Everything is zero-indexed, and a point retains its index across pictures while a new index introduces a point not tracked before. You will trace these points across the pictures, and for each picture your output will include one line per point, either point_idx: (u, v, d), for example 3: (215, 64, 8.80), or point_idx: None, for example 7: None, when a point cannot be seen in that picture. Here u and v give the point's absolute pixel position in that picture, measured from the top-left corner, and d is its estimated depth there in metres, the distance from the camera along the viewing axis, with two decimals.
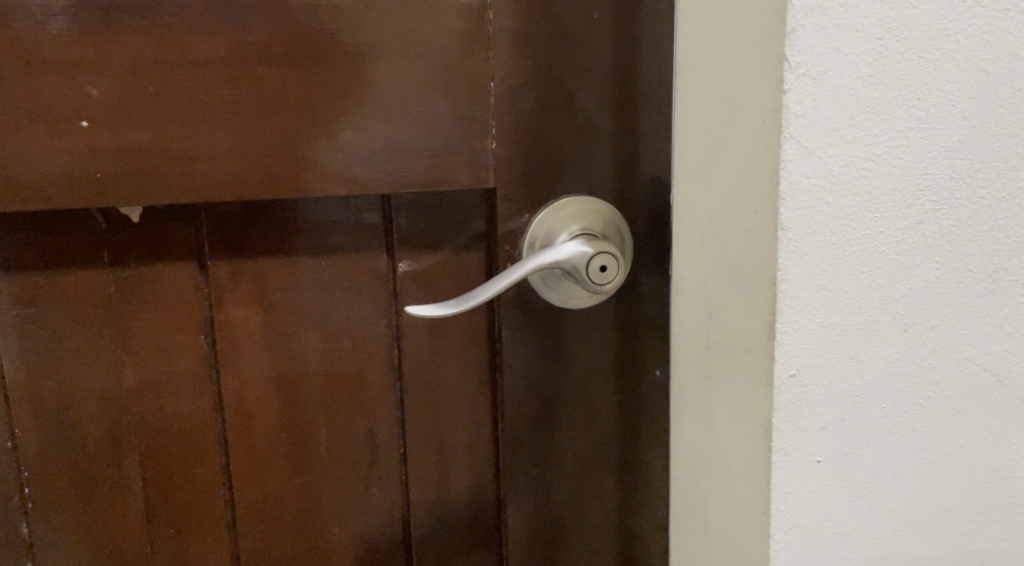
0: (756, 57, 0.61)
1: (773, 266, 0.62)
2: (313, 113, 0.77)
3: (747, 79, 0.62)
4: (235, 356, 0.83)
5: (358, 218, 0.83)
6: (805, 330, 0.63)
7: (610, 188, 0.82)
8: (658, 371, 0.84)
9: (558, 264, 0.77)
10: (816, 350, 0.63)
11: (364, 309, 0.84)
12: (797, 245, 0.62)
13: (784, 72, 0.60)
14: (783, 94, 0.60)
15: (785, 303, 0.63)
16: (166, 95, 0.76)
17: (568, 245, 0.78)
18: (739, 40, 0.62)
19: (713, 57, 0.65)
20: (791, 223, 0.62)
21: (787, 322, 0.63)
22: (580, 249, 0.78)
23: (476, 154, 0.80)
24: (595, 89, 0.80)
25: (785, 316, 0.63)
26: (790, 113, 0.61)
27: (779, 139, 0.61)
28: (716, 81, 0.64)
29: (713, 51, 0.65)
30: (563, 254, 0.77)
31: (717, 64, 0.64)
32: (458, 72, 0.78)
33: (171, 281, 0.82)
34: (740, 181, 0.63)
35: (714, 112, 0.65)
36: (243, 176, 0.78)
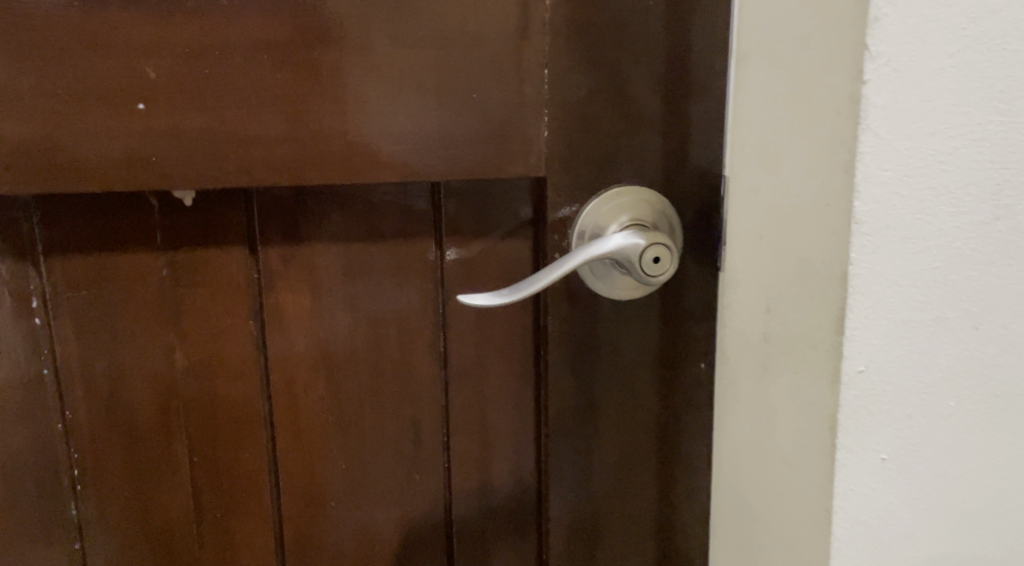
0: (832, 47, 0.61)
1: (844, 261, 0.61)
2: (368, 99, 0.77)
3: (822, 70, 0.61)
4: (283, 340, 0.83)
5: (409, 204, 0.82)
6: (875, 325, 0.62)
7: (662, 177, 0.81)
8: (704, 363, 0.84)
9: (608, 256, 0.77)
10: (885, 347, 0.63)
11: (410, 296, 0.83)
12: (870, 239, 0.61)
13: (863, 63, 0.59)
14: (862, 85, 0.60)
15: (856, 298, 0.62)
16: (222, 78, 0.75)
17: (617, 237, 0.77)
18: (814, 29, 0.62)
19: (786, 46, 0.64)
20: (865, 218, 0.61)
21: (857, 318, 0.62)
22: (632, 240, 0.77)
23: (529, 142, 0.79)
24: (649, 78, 0.79)
25: (855, 311, 0.62)
26: (869, 104, 0.60)
27: (856, 131, 0.60)
28: (788, 71, 0.64)
29: (785, 40, 0.64)
30: (612, 245, 0.76)
31: (789, 54, 0.64)
32: (513, 59, 0.78)
33: (221, 265, 0.81)
34: (812, 173, 0.63)
35: (785, 103, 0.64)
36: (296, 163, 0.77)
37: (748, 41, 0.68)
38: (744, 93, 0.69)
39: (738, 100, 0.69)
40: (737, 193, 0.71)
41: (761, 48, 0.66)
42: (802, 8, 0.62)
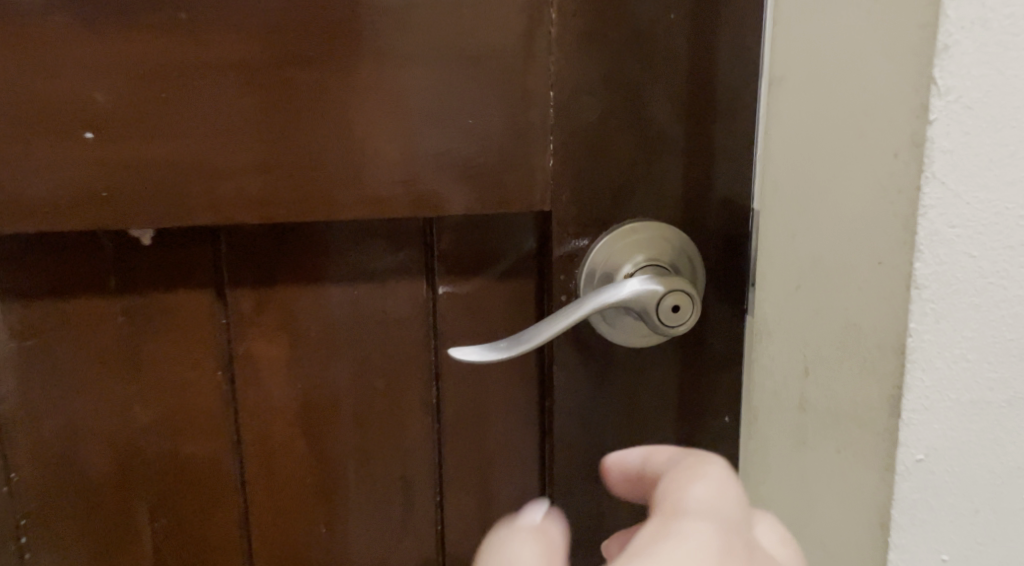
0: (890, 79, 0.51)
1: (901, 331, 0.53)
2: (349, 125, 0.68)
3: (876, 104, 0.52)
4: (257, 391, 0.74)
5: (398, 241, 0.73)
6: (936, 407, 0.54)
7: (682, 212, 0.72)
8: (728, 417, 0.75)
9: (622, 303, 0.67)
10: (948, 433, 0.54)
11: (400, 343, 0.74)
12: (933, 306, 0.52)
13: (930, 98, 0.50)
14: (927, 125, 0.51)
15: (914, 376, 0.53)
16: (187, 103, 0.67)
17: (632, 281, 0.67)
18: (869, 57, 0.52)
19: (832, 72, 0.55)
20: (928, 281, 0.52)
21: (916, 399, 0.53)
22: (648, 287, 0.67)
23: (531, 172, 0.70)
24: (670, 100, 0.70)
25: (914, 392, 0.53)
26: (935, 148, 0.51)
27: (919, 179, 0.51)
28: (834, 102, 0.55)
29: (834, 65, 0.54)
30: (626, 293, 0.67)
31: (835, 81, 0.54)
32: (515, 79, 0.69)
33: (186, 311, 0.72)
34: (863, 225, 0.54)
35: (830, 139, 0.55)
36: (270, 198, 0.69)
37: (787, 64, 0.58)
38: (779, 121, 0.59)
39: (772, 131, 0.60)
40: (767, 236, 0.62)
41: (800, 72, 0.57)
42: (855, 30, 0.53)
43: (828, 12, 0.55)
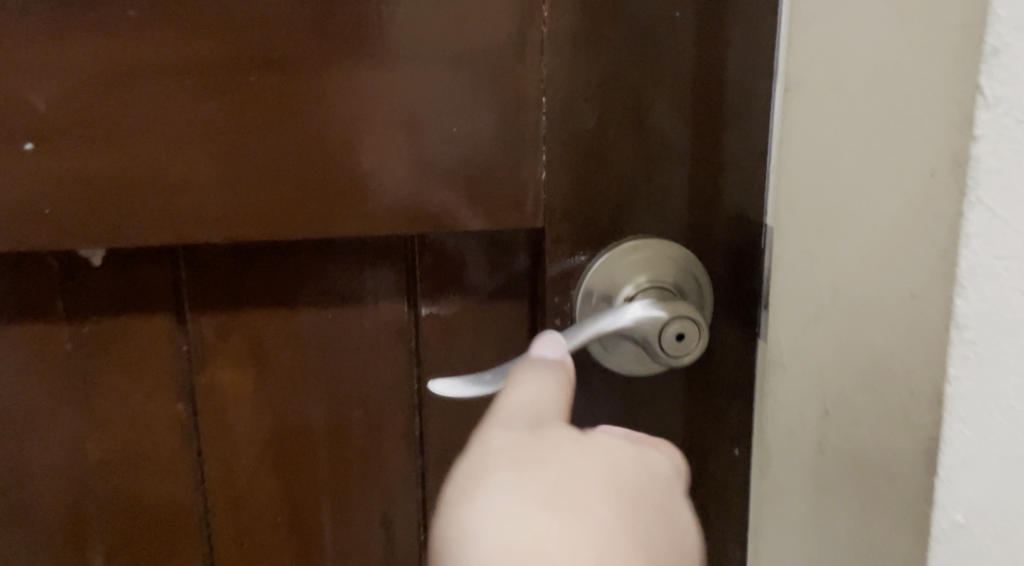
0: (929, 89, 0.45)
1: (937, 377, 0.46)
2: (322, 135, 0.62)
3: (912, 116, 0.46)
4: (222, 423, 0.68)
5: (377, 259, 0.66)
6: (979, 464, 0.47)
7: (687, 228, 0.66)
8: (738, 450, 0.68)
9: (622, 331, 0.61)
10: (992, 491, 0.47)
11: (380, 371, 0.68)
12: (977, 350, 0.45)
13: (975, 111, 0.44)
14: (972, 142, 0.44)
15: (954, 428, 0.46)
16: (139, 112, 0.60)
17: (634, 307, 0.61)
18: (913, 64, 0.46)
19: (862, 78, 0.49)
20: (971, 321, 0.45)
21: (955, 454, 0.47)
22: (650, 313, 0.61)
23: (522, 186, 0.64)
24: (674, 105, 0.63)
25: (953, 446, 0.47)
26: (981, 168, 0.44)
27: (961, 204, 0.45)
28: (864, 113, 0.49)
29: (864, 71, 0.49)
30: (627, 320, 0.60)
31: (865, 89, 0.49)
32: (503, 83, 0.62)
33: (142, 337, 0.66)
34: (893, 254, 0.48)
35: (859, 154, 0.49)
36: (235, 215, 0.63)
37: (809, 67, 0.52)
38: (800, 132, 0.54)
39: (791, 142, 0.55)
40: (788, 257, 0.56)
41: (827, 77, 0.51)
42: (892, 33, 0.47)
43: (858, 11, 0.49)
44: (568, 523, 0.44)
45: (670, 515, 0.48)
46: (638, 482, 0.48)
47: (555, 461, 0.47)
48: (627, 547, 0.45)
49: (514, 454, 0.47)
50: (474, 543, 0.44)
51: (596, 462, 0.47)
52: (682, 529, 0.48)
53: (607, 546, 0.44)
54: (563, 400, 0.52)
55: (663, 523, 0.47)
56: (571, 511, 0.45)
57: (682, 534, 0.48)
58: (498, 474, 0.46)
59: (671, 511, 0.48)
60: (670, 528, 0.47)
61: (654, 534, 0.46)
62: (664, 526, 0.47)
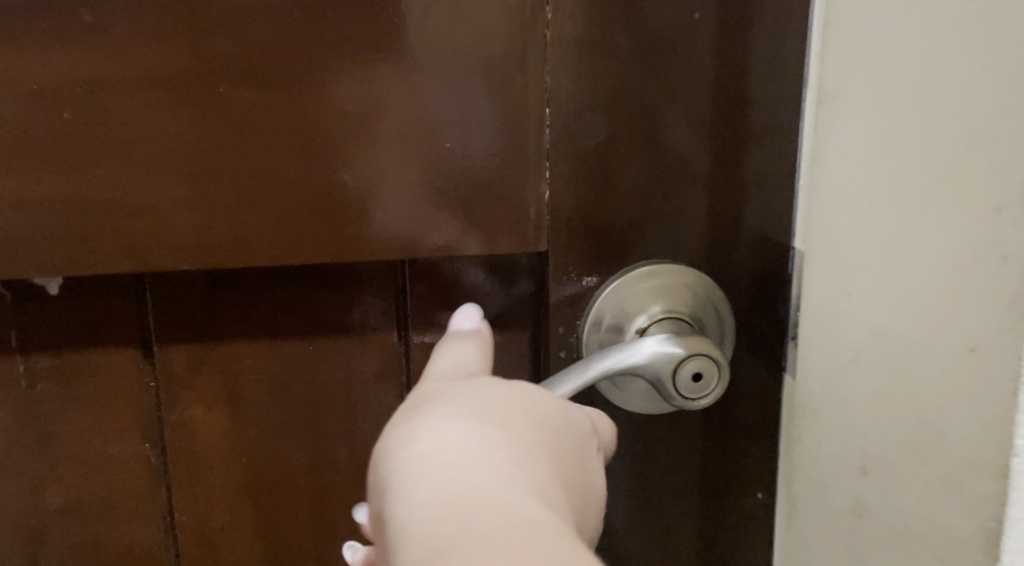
0: (999, 112, 0.40)
1: (1001, 443, 0.41)
2: (302, 153, 0.56)
3: (978, 142, 0.41)
4: (194, 466, 0.62)
5: (363, 285, 0.60)
6: None
7: (706, 252, 0.59)
8: (762, 495, 0.62)
9: (631, 370, 0.54)
10: None
11: (367, 410, 0.61)
12: None
13: None
14: None
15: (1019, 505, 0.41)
16: (99, 128, 0.55)
17: (646, 344, 0.54)
18: (987, 82, 0.41)
19: (917, 97, 0.43)
20: None
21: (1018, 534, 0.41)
22: (663, 351, 0.54)
23: (522, 207, 0.57)
24: (692, 116, 0.57)
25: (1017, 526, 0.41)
26: None
27: None
28: (917, 137, 0.43)
29: (922, 87, 0.43)
30: (637, 359, 0.54)
31: (920, 110, 0.43)
32: (502, 93, 0.55)
33: (105, 371, 0.60)
34: (960, 288, 0.42)
35: (910, 182, 0.44)
36: (207, 240, 0.57)
37: (846, 77, 0.47)
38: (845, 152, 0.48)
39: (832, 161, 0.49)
40: (817, 292, 0.50)
41: (876, 96, 0.45)
42: (956, 47, 0.42)
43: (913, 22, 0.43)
44: (499, 429, 0.44)
45: (583, 454, 0.48)
46: (558, 420, 0.47)
47: (486, 391, 0.47)
48: (547, 463, 0.44)
49: (448, 386, 0.47)
50: (411, 446, 0.43)
51: (525, 396, 0.47)
52: (589, 472, 0.48)
53: (540, 439, 0.45)
54: (485, 358, 0.53)
55: (574, 460, 0.47)
56: (501, 425, 0.44)
57: (588, 479, 0.48)
58: (432, 398, 0.46)
59: (582, 455, 0.48)
60: (578, 467, 0.47)
61: (569, 464, 0.46)
62: (576, 459, 0.47)
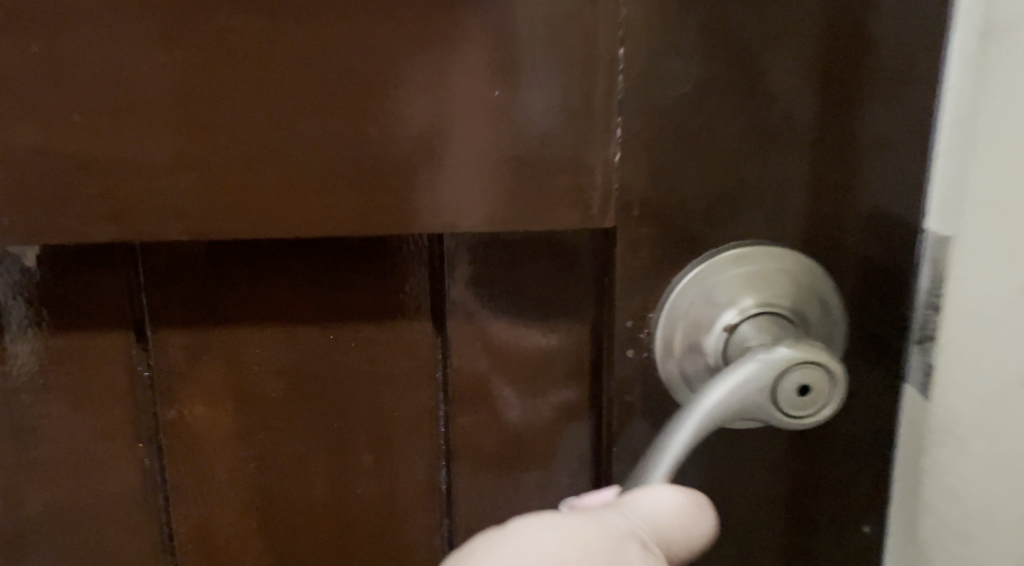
0: None
1: None
2: (320, 102, 0.46)
3: None
4: (194, 473, 0.52)
5: (393, 264, 0.50)
6: None
7: (809, 233, 0.48)
8: (869, 528, 0.51)
9: (731, 398, 0.43)
10: None
11: (396, 411, 0.52)
12: None
13: None
14: None
15: None
16: (76, 67, 0.45)
17: (744, 362, 0.43)
18: None
19: None
20: None
21: None
22: (764, 366, 0.43)
23: (586, 171, 0.47)
24: (798, 64, 0.47)
25: None
26: None
27: None
28: None
29: None
30: (736, 381, 0.43)
31: None
32: (566, 32, 0.45)
33: (89, 357, 0.51)
34: None
35: None
36: (205, 207, 0.47)
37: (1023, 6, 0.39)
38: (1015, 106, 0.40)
39: (998, 122, 0.41)
40: (983, 278, 0.41)
41: None
42: None
43: None
44: None
45: None
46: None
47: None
48: None
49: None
50: None
51: (522, 545, 0.38)
52: None
53: None
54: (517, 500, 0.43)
55: None
56: None
57: None
58: None
59: None
60: None
61: None
62: None
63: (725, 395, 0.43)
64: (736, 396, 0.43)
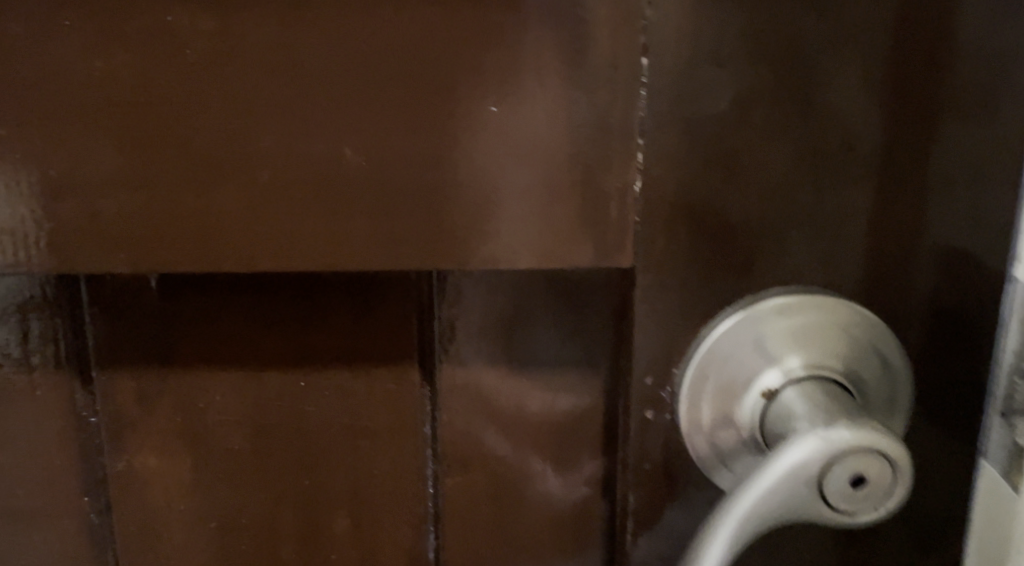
0: None
1: None
2: (290, 115, 0.39)
3: None
4: (147, 533, 0.46)
5: (376, 304, 0.43)
6: None
7: (869, 279, 0.41)
8: None
9: (774, 492, 0.36)
10: None
11: (379, 470, 0.45)
12: None
13: None
14: None
15: None
16: (7, 69, 0.39)
17: (788, 448, 0.36)
18: None
19: None
20: None
21: None
22: (812, 453, 0.35)
23: (601, 199, 0.40)
24: (862, 79, 0.39)
25: None
26: None
27: None
28: None
29: None
30: (780, 473, 0.35)
31: None
32: (578, 33, 0.39)
33: (27, 401, 0.44)
34: None
35: None
36: (158, 236, 0.40)
37: None
38: None
39: None
40: None
41: None
42: None
43: None
44: None
45: None
46: None
47: None
48: None
49: None
50: None
51: None
52: None
53: None
54: None
55: None
56: None
57: None
58: None
59: None
60: None
61: None
62: None
63: (765, 491, 0.36)
64: (776, 488, 0.36)
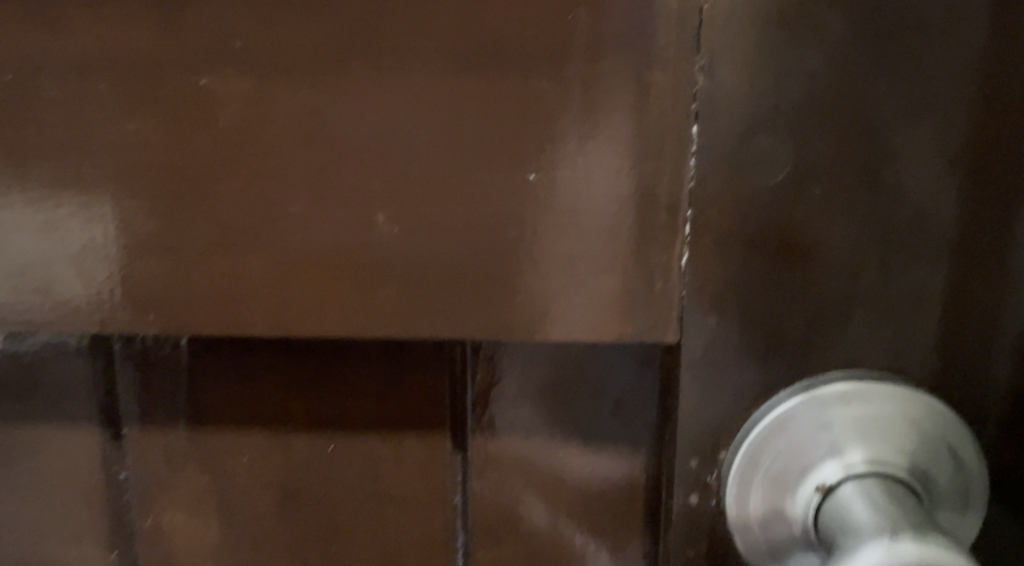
0: None
1: None
2: (321, 182, 0.37)
3: None
4: None
5: (411, 371, 0.41)
6: None
7: (936, 369, 0.38)
8: None
9: None
10: None
11: (409, 542, 0.43)
12: None
13: None
14: None
15: None
16: (38, 128, 0.38)
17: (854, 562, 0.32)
18: None
19: None
20: None
21: None
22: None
23: (647, 275, 0.38)
24: (934, 158, 0.36)
25: None
26: None
27: None
28: None
29: None
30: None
31: None
32: (623, 99, 0.36)
33: (58, 456, 0.43)
34: None
35: None
36: (185, 300, 0.39)
37: None
38: None
39: None
40: None
41: None
42: None
43: None
44: None
45: None
46: None
47: None
48: None
49: None
50: None
51: None
52: None
53: None
54: None
55: None
56: None
57: None
58: None
59: None
60: None
61: None
62: None
63: None
64: None
